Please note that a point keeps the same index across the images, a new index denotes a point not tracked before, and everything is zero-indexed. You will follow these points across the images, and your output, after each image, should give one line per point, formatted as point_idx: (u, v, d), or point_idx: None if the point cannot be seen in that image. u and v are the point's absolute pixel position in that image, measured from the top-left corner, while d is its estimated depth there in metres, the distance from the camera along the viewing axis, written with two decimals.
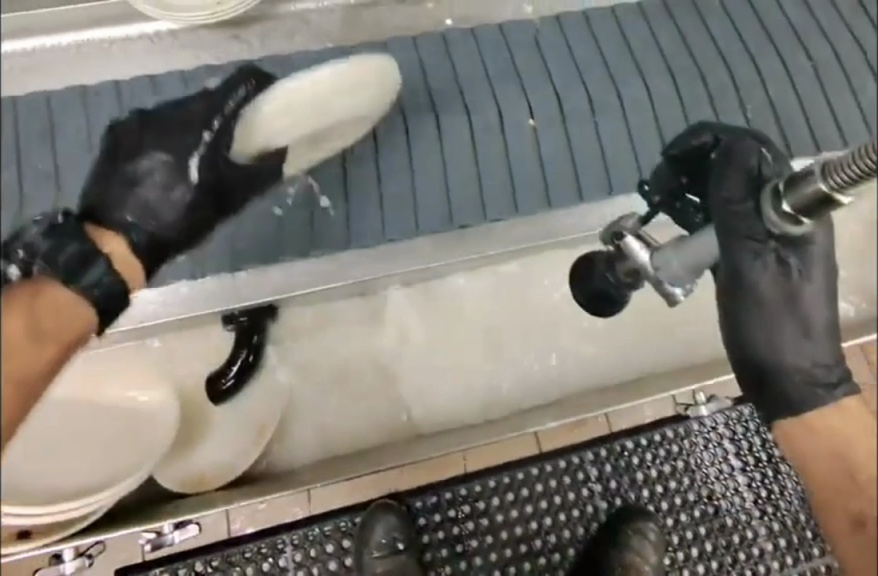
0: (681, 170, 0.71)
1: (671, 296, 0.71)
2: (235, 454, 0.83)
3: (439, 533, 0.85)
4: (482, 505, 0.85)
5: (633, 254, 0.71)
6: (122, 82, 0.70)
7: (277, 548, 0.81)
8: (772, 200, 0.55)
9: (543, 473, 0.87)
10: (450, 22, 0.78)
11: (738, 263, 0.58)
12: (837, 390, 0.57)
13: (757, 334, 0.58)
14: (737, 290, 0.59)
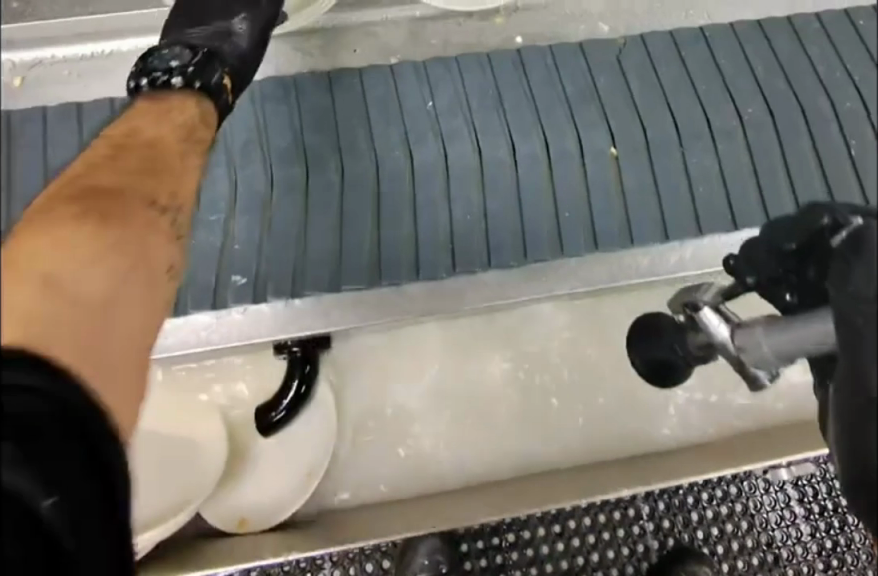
0: (780, 240, 0.49)
1: (756, 381, 0.51)
2: (279, 494, 0.73)
3: (482, 561, 0.75)
4: (527, 535, 0.75)
5: (712, 329, 0.52)
6: None
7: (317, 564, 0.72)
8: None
9: (592, 507, 0.76)
10: (520, 40, 0.80)
11: (859, 364, 0.40)
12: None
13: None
14: (855, 405, 0.40)
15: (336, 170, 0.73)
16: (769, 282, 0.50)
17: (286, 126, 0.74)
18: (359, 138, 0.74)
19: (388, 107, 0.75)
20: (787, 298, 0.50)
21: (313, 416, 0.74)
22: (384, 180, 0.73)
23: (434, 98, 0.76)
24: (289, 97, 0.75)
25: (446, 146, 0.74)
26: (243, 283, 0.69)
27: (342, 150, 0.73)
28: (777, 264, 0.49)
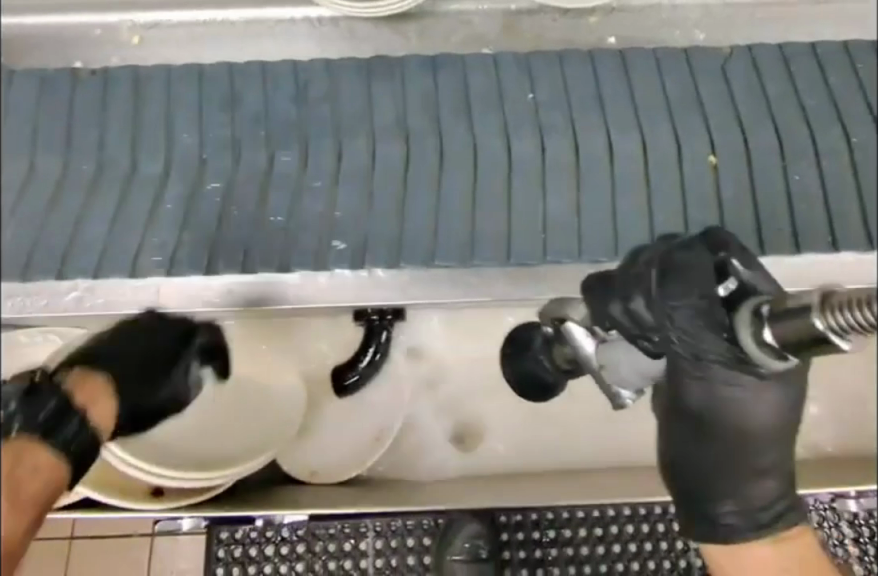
0: (639, 265, 0.52)
1: (615, 395, 0.62)
2: (354, 446, 0.81)
3: (521, 551, 0.84)
4: (569, 533, 0.86)
5: (580, 346, 0.61)
6: (299, 63, 0.79)
7: (360, 531, 0.85)
8: (750, 320, 0.48)
9: (634, 516, 0.84)
10: (613, 40, 0.80)
11: (679, 378, 0.56)
12: (785, 516, 0.57)
13: (707, 457, 0.57)
14: (686, 402, 0.56)
15: (435, 153, 0.76)
16: (617, 310, 0.53)
17: (392, 101, 0.77)
18: (459, 130, 0.76)
19: (491, 96, 0.78)
20: (613, 308, 0.53)
21: (386, 374, 0.82)
22: (482, 165, 0.75)
23: (534, 90, 0.78)
24: (394, 78, 0.78)
25: (544, 141, 0.76)
26: (342, 249, 0.72)
27: (441, 135, 0.76)
28: (620, 293, 0.52)
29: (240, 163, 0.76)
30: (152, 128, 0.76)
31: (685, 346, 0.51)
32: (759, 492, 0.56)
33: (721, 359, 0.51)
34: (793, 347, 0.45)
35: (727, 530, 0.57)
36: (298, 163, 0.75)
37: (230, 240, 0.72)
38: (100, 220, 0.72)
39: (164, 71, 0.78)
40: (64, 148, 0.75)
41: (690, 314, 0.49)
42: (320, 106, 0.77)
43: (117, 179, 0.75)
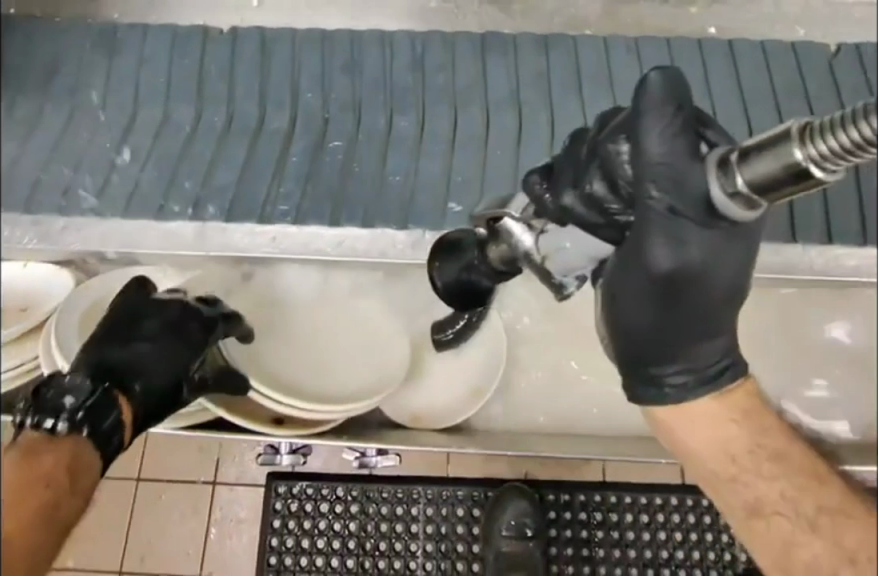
0: (605, 135, 0.51)
1: (561, 287, 0.60)
2: (453, 398, 0.93)
3: (565, 530, 1.16)
4: (602, 517, 1.16)
5: (517, 238, 0.60)
6: (418, 35, 0.90)
7: (413, 496, 1.16)
8: (719, 162, 0.45)
9: (649, 504, 1.17)
10: (712, 31, 0.89)
11: (639, 243, 0.50)
12: (728, 371, 0.55)
13: (648, 318, 0.53)
14: (625, 261, 0.52)
15: (544, 124, 0.87)
16: (596, 179, 0.51)
17: (503, 75, 0.89)
18: (568, 105, 0.88)
19: (598, 77, 0.88)
20: (591, 187, 0.51)
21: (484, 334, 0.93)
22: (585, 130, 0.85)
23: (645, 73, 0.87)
24: (507, 52, 0.89)
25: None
26: (458, 210, 0.82)
27: (552, 108, 0.88)
28: (600, 161, 0.51)
29: (362, 125, 0.88)
30: (280, 87, 0.89)
31: (665, 188, 0.47)
32: (710, 350, 0.54)
33: (694, 213, 0.47)
34: (778, 187, 0.40)
35: (675, 389, 0.55)
36: (416, 125, 0.88)
37: (350, 195, 0.83)
38: (230, 166, 0.84)
39: (290, 38, 0.90)
40: (198, 100, 0.88)
41: (667, 135, 0.47)
42: (436, 73, 0.89)
43: (246, 129, 0.87)
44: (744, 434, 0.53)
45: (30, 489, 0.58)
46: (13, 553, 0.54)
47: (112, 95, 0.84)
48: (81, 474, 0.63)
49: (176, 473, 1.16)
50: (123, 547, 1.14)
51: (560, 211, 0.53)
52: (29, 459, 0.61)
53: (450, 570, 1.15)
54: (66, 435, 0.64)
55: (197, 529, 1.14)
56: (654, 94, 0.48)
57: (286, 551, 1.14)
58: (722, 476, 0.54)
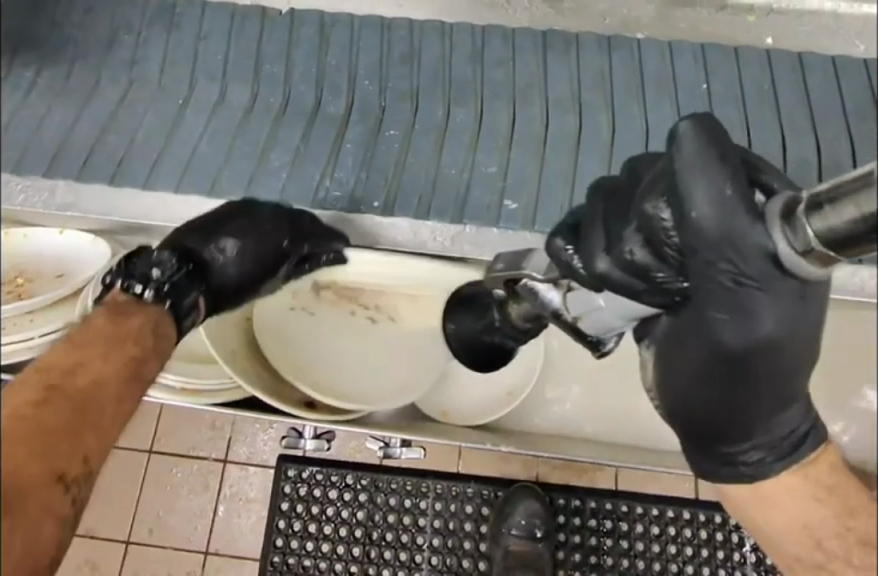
0: (642, 194, 0.47)
1: (598, 343, 0.59)
2: (484, 399, 0.96)
3: (575, 536, 1.15)
4: (611, 524, 1.15)
5: (544, 297, 0.59)
6: (484, 27, 0.98)
7: (421, 489, 1.16)
8: (782, 213, 0.42)
9: (662, 517, 1.15)
10: None
11: (702, 314, 0.47)
12: (804, 443, 0.49)
13: (713, 396, 0.49)
14: (687, 330, 0.49)
15: (606, 128, 0.96)
16: (637, 243, 0.47)
17: (563, 75, 0.98)
18: (631, 112, 0.97)
19: (657, 78, 0.98)
20: (632, 251, 0.48)
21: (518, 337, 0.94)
22: (627, 129, 0.96)
23: (708, 82, 0.97)
24: (566, 50, 0.98)
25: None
26: (513, 208, 0.89)
27: (613, 112, 0.97)
28: (639, 222, 0.47)
29: (419, 114, 0.96)
30: (336, 69, 0.99)
31: (727, 257, 0.44)
32: (789, 420, 0.49)
33: (760, 275, 0.44)
34: (860, 241, 0.37)
35: (747, 466, 0.50)
36: (474, 119, 0.96)
37: (405, 182, 0.91)
38: (283, 146, 0.93)
39: (349, 21, 1.00)
40: (252, 81, 0.97)
41: (715, 194, 0.43)
42: (497, 66, 0.98)
43: (301, 109, 0.97)
44: (829, 515, 0.48)
45: (119, 349, 0.66)
46: (98, 402, 0.60)
47: (204, 74, 0.97)
48: (162, 337, 0.72)
49: (188, 447, 1.16)
50: (132, 517, 1.13)
51: (595, 278, 0.50)
52: (120, 321, 0.69)
53: (455, 565, 1.14)
54: (151, 303, 0.73)
55: (206, 505, 1.14)
56: (689, 158, 0.44)
57: (292, 534, 1.14)
58: (806, 556, 0.50)
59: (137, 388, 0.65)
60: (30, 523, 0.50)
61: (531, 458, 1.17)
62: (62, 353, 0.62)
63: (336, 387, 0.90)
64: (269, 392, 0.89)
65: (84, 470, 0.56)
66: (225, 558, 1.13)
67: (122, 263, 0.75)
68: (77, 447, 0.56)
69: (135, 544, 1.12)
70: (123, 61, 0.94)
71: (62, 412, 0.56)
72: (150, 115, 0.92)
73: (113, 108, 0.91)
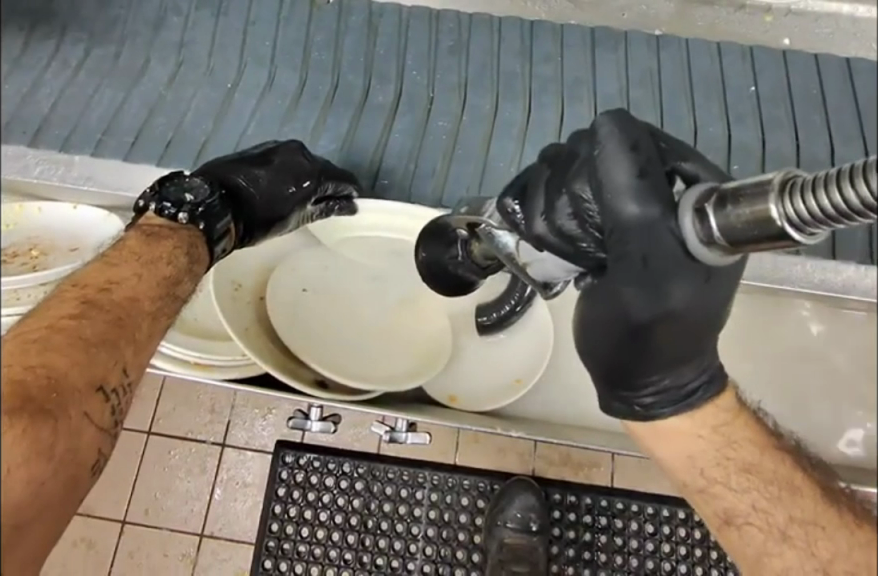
0: (571, 173, 0.55)
1: (546, 286, 0.64)
2: (489, 388, 0.97)
3: (569, 531, 1.16)
4: (605, 521, 1.16)
5: (500, 241, 0.66)
6: (535, 22, 1.08)
7: (418, 480, 1.17)
8: (695, 206, 0.49)
9: (657, 515, 1.16)
10: (788, 41, 1.06)
11: (612, 284, 0.54)
12: (698, 394, 0.57)
13: (620, 354, 0.57)
14: (599, 295, 0.56)
15: None
16: (565, 215, 0.56)
17: (616, 66, 1.06)
18: (682, 108, 1.06)
19: (703, 75, 1.07)
20: (562, 221, 0.56)
21: (523, 323, 0.96)
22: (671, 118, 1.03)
23: (755, 84, 1.07)
24: (617, 46, 1.05)
25: (700, 121, 1.03)
26: None
27: (660, 107, 1.06)
28: (569, 198, 0.55)
29: (467, 105, 1.05)
30: (386, 59, 1.06)
31: (641, 242, 0.51)
32: (688, 376, 0.57)
33: (673, 258, 0.51)
34: (753, 239, 0.45)
35: (644, 409, 0.58)
36: (522, 112, 1.05)
37: (454, 169, 1.02)
38: (332, 133, 1.04)
39: (397, 12, 1.07)
40: (301, 68, 1.06)
41: (630, 182, 0.51)
42: (544, 61, 1.06)
43: (349, 97, 1.05)
44: (710, 447, 0.57)
45: (152, 266, 0.68)
46: (135, 318, 0.62)
47: (252, 59, 1.05)
48: (196, 259, 0.73)
49: (186, 429, 1.17)
50: (129, 497, 1.14)
51: (535, 240, 0.58)
52: (153, 240, 0.71)
53: (450, 556, 1.15)
54: (185, 225, 0.75)
55: (202, 488, 1.15)
56: (610, 148, 0.52)
57: (288, 520, 1.15)
58: (695, 485, 0.58)
59: (171, 306, 0.68)
60: (71, 431, 0.53)
61: (530, 451, 1.18)
62: (97, 271, 0.65)
63: (344, 366, 0.91)
64: (279, 367, 0.89)
65: (123, 381, 0.59)
66: (219, 540, 1.13)
67: (155, 187, 0.77)
68: (114, 358, 0.58)
69: (130, 524, 1.13)
70: (173, 44, 1.04)
71: (96, 325, 0.58)
72: (198, 99, 1.03)
73: (163, 89, 1.02)
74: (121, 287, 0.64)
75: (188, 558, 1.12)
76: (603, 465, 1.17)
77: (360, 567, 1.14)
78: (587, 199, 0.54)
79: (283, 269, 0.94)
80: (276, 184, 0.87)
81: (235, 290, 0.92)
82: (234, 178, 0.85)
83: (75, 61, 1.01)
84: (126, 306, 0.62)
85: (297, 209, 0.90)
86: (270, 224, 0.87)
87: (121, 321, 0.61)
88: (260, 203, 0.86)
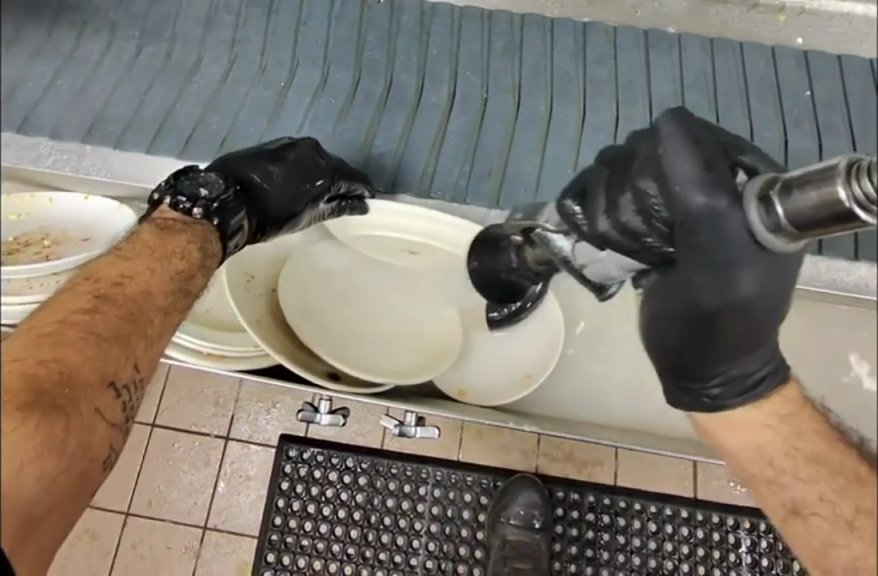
0: (634, 171, 0.56)
1: (602, 288, 0.67)
2: (502, 385, 0.98)
3: (571, 529, 1.16)
4: (608, 519, 1.16)
5: (555, 244, 0.69)
6: (587, 24, 1.10)
7: (421, 475, 1.17)
8: (759, 195, 0.49)
9: (660, 514, 1.16)
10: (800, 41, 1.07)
11: (683, 275, 0.56)
12: (764, 384, 0.58)
13: (689, 344, 0.58)
14: (669, 287, 0.57)
15: None
16: (629, 212, 0.57)
17: (666, 65, 1.07)
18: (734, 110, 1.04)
19: (760, 80, 1.05)
20: (626, 219, 0.57)
21: (535, 316, 0.97)
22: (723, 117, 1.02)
23: (811, 89, 1.03)
24: (670, 49, 1.07)
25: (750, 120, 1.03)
26: None
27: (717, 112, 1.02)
28: (633, 195, 0.56)
29: (522, 104, 1.04)
30: (440, 60, 1.07)
31: (709, 232, 0.52)
32: (753, 365, 0.58)
33: (739, 248, 0.51)
34: (821, 222, 0.44)
35: (712, 400, 0.60)
36: (577, 115, 1.04)
37: (510, 172, 0.98)
38: (388, 132, 1.02)
39: (450, 12, 1.10)
40: (354, 68, 1.06)
41: (696, 175, 0.52)
42: (597, 64, 1.07)
43: (404, 97, 1.04)
44: (777, 437, 0.56)
45: (164, 262, 0.67)
46: (148, 313, 0.62)
47: (304, 60, 1.06)
48: (209, 255, 0.73)
49: (193, 421, 1.17)
50: (133, 488, 1.14)
51: (597, 238, 0.59)
52: (166, 236, 0.71)
53: (452, 553, 1.16)
54: (200, 220, 0.75)
55: (206, 481, 1.15)
56: (672, 145, 0.54)
57: (292, 514, 1.15)
58: (762, 476, 0.57)
59: (183, 301, 0.67)
60: (82, 427, 0.54)
61: (533, 448, 1.18)
62: (109, 264, 0.65)
63: (361, 361, 0.91)
64: (292, 358, 0.89)
65: (135, 377, 0.59)
66: (221, 533, 1.13)
67: (171, 180, 0.77)
68: (126, 354, 0.58)
69: (133, 515, 1.13)
70: (224, 42, 1.06)
71: (108, 320, 0.58)
72: (252, 97, 1.03)
73: (216, 87, 1.03)
74: (135, 282, 0.64)
75: (191, 550, 1.13)
76: (606, 464, 1.17)
77: (363, 561, 1.15)
78: (654, 195, 0.55)
79: (294, 263, 0.95)
80: (290, 180, 0.87)
81: (247, 282, 0.92)
82: (248, 174, 0.84)
83: (128, 57, 1.03)
84: (137, 302, 0.62)
85: (310, 208, 0.90)
86: (281, 222, 0.87)
87: (133, 316, 0.61)
88: (274, 200, 0.85)
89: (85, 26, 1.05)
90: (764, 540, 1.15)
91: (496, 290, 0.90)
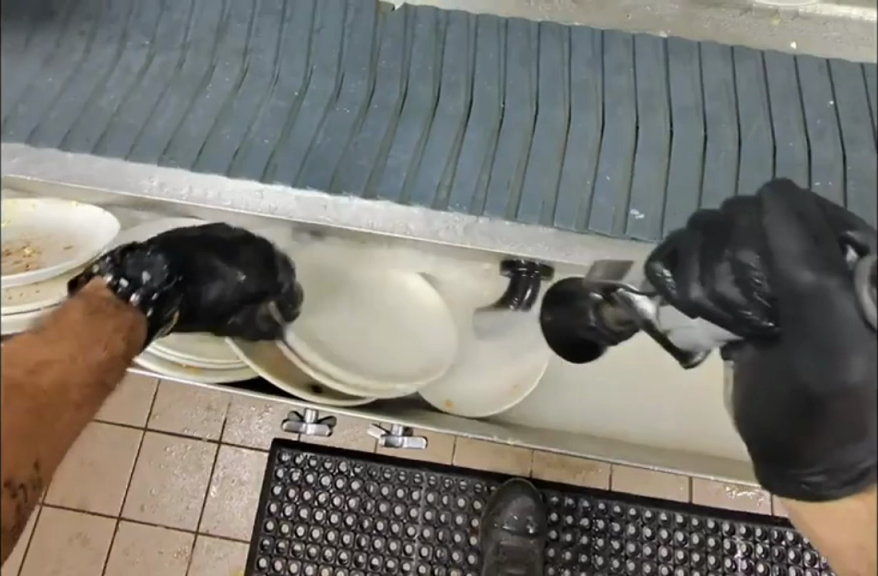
0: (734, 241, 0.58)
1: (688, 355, 0.72)
2: (488, 389, 0.99)
3: (566, 535, 1.21)
4: (602, 525, 1.21)
5: (637, 305, 0.72)
6: (607, 32, 1.07)
7: (415, 480, 1.22)
8: (873, 277, 0.52)
9: (654, 519, 1.21)
10: (793, 46, 1.07)
11: (787, 352, 0.55)
12: (876, 476, 0.52)
13: (787, 426, 0.55)
14: (768, 362, 0.57)
15: (698, 129, 1.00)
16: (727, 281, 0.58)
17: (687, 73, 1.04)
18: (760, 121, 1.00)
19: (779, 89, 1.02)
20: (723, 287, 0.58)
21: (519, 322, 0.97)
22: (745, 128, 1.00)
23: (834, 98, 1.01)
24: (691, 58, 1.05)
25: (774, 129, 0.99)
26: (640, 217, 0.92)
27: (738, 122, 1.00)
28: (731, 264, 0.57)
29: (540, 117, 1.00)
30: (455, 69, 1.04)
31: (815, 308, 0.53)
32: (859, 456, 0.52)
33: (849, 330, 0.52)
34: None
35: (813, 487, 0.54)
36: (596, 125, 1.00)
37: (529, 184, 0.94)
38: (403, 145, 0.97)
39: (465, 19, 1.08)
40: (368, 76, 1.03)
41: (797, 249, 0.54)
42: (617, 74, 1.04)
43: (419, 106, 1.01)
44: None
45: (88, 348, 0.67)
46: (61, 408, 0.62)
47: (318, 68, 1.03)
48: (134, 345, 0.72)
49: (182, 426, 1.25)
50: (124, 492, 1.23)
51: (690, 305, 0.60)
52: (94, 318, 0.70)
53: (446, 557, 1.21)
54: (131, 307, 0.74)
55: (199, 485, 1.23)
56: (773, 220, 0.56)
57: (284, 519, 1.21)
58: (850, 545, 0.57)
59: (98, 394, 0.67)
60: None
61: (526, 454, 1.23)
62: (28, 345, 0.64)
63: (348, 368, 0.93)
64: (274, 368, 0.91)
65: (33, 477, 0.60)
66: (213, 538, 1.21)
67: (115, 257, 0.76)
68: (28, 455, 0.59)
69: (125, 520, 1.22)
70: (236, 51, 1.04)
71: (16, 415, 0.58)
72: (264, 108, 0.99)
73: (227, 98, 1.00)
74: (53, 368, 0.63)
75: (183, 555, 1.21)
76: (601, 469, 1.23)
77: (355, 566, 1.20)
78: (755, 268, 0.56)
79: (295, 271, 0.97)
80: (235, 273, 0.82)
81: None
82: (194, 257, 0.81)
83: (136, 67, 1.01)
84: (52, 395, 0.62)
85: (248, 309, 0.84)
86: (223, 314, 0.82)
87: (42, 412, 0.60)
88: (216, 291, 0.81)
89: (94, 36, 1.02)
90: (759, 545, 1.20)
91: (563, 345, 0.89)
